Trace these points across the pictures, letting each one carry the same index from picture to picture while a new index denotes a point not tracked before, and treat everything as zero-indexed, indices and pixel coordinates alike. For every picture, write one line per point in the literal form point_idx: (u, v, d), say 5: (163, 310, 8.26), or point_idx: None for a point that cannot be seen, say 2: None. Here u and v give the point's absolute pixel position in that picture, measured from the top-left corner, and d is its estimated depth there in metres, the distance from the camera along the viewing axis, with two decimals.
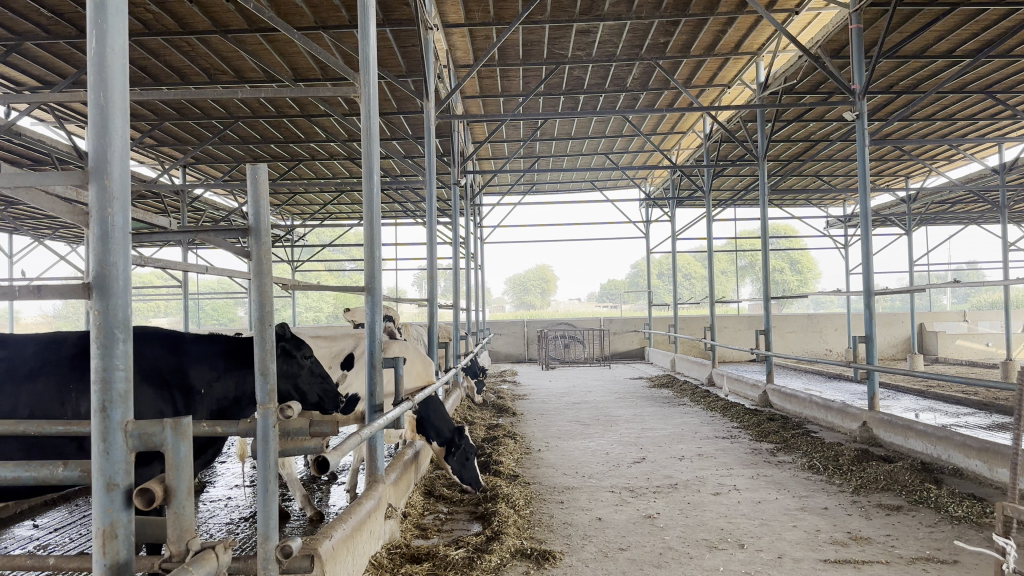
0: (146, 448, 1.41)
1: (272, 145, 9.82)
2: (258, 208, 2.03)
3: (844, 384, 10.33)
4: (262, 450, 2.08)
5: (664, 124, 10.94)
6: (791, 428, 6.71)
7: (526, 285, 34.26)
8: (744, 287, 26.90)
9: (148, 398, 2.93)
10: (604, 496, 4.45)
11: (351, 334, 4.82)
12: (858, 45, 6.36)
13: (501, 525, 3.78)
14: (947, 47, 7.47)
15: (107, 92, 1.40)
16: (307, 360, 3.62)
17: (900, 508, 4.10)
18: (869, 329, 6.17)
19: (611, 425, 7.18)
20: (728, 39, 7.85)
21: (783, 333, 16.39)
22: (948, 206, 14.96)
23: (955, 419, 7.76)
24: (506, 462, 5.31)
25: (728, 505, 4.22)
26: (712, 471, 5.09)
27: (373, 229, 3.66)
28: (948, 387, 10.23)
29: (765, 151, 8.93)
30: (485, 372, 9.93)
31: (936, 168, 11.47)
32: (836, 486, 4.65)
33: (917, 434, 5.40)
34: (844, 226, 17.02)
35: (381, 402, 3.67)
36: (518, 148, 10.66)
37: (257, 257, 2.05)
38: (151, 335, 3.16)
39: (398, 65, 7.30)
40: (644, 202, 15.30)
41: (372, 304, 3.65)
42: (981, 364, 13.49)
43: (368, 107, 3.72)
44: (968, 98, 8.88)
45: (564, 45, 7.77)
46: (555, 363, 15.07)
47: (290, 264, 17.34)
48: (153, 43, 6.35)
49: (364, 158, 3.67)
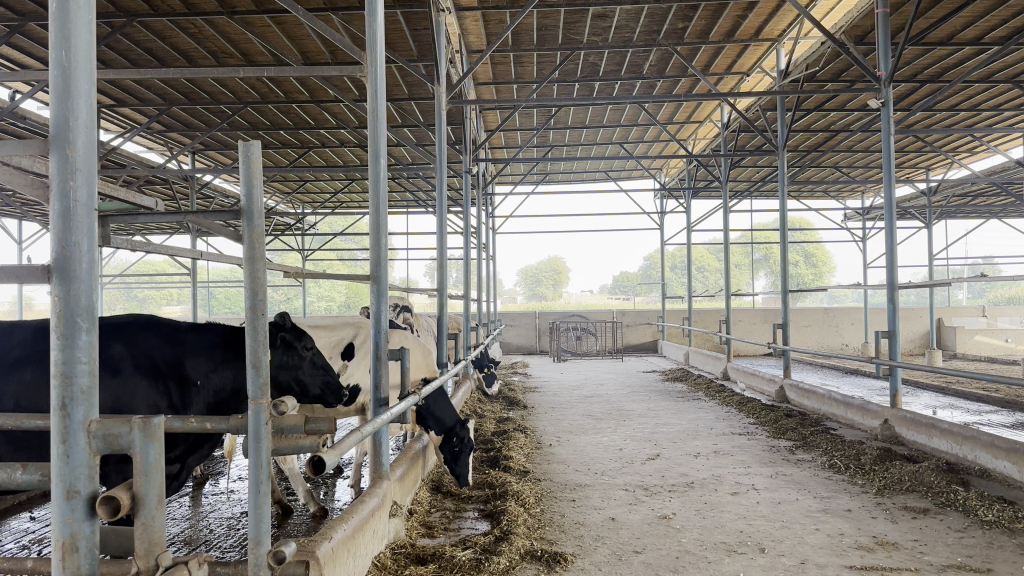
0: (112, 450, 1.27)
1: (282, 131, 9.69)
2: (250, 189, 1.90)
3: (863, 379, 10.11)
4: (253, 449, 1.95)
5: (680, 113, 10.74)
6: (809, 424, 6.52)
7: (538, 277, 34.09)
8: (758, 280, 26.64)
9: (141, 390, 2.81)
10: (618, 494, 4.29)
11: (352, 323, 4.69)
12: (884, 29, 6.15)
13: (510, 524, 3.63)
14: (975, 34, 7.22)
15: (70, 49, 1.24)
16: (309, 350, 3.44)
17: (927, 511, 3.93)
18: (892, 323, 5.98)
19: (624, 420, 7.03)
20: (748, 25, 7.64)
21: (798, 327, 16.17)
22: (970, 201, 14.68)
23: (977, 417, 7.55)
24: (516, 458, 5.17)
25: (746, 505, 4.06)
26: (729, 470, 4.92)
27: (379, 215, 3.51)
28: (970, 384, 9.99)
29: (785, 141, 8.72)
30: (495, 364, 9.80)
31: (959, 160, 11.18)
32: (859, 486, 4.48)
33: (942, 433, 5.20)
34: (862, 219, 16.74)
35: (386, 395, 3.53)
36: (532, 136, 10.50)
37: (248, 240, 1.92)
38: (146, 325, 3.02)
39: (409, 48, 7.16)
40: (659, 193, 15.10)
41: (378, 293, 3.50)
42: (1002, 360, 13.24)
43: (375, 89, 3.57)
44: (994, 87, 8.62)
45: (579, 30, 7.58)
46: (567, 355, 14.93)
47: (300, 253, 17.25)
48: (158, 24, 6.21)
49: (370, 141, 3.51)
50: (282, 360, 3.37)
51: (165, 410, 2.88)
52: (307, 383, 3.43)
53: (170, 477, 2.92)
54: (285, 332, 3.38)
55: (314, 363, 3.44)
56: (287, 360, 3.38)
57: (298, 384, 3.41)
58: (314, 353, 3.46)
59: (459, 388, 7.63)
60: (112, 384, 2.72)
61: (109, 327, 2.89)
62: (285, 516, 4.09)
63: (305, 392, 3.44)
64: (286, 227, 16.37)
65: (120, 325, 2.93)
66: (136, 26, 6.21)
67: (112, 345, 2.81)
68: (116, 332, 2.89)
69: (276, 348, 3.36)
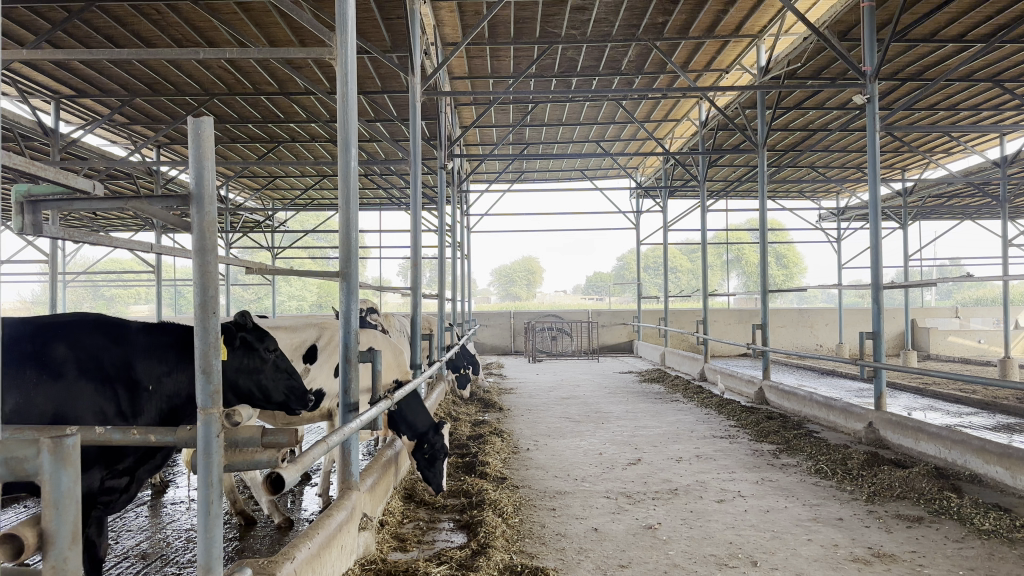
0: (14, 477, 1.11)
1: (251, 124, 9.41)
2: (200, 170, 1.71)
3: (841, 381, 10.02)
4: (202, 465, 1.73)
5: (658, 111, 10.61)
6: (791, 427, 6.38)
7: (512, 276, 33.89)
8: (732, 279, 26.64)
9: (87, 396, 2.58)
10: (600, 502, 4.10)
11: (316, 324, 4.49)
12: (868, 24, 6.03)
13: (488, 536, 3.43)
14: (958, 31, 7.14)
15: None
16: (272, 354, 3.13)
17: (921, 520, 3.78)
18: (878, 324, 5.85)
19: (602, 422, 6.85)
20: (730, 20, 7.48)
21: (773, 328, 16.14)
22: (944, 201, 14.71)
23: (958, 419, 7.48)
24: (492, 463, 4.96)
25: (734, 514, 3.89)
26: (713, 475, 4.75)
27: (349, 211, 3.29)
28: (947, 386, 9.94)
29: (765, 139, 8.55)
30: (470, 365, 9.60)
31: (935, 160, 11.13)
32: (848, 493, 4.33)
33: (929, 437, 5.08)
34: (838, 220, 16.71)
35: (356, 400, 3.32)
36: (507, 132, 10.31)
37: (198, 229, 1.72)
38: (94, 323, 2.76)
39: (383, 39, 6.93)
40: (635, 192, 14.98)
41: (347, 292, 3.27)
42: (975, 361, 13.27)
43: (345, 72, 3.33)
44: (974, 86, 8.57)
45: (558, 23, 7.40)
46: (543, 356, 14.77)
47: (270, 251, 16.93)
48: (119, 9, 5.93)
49: (340, 129, 3.28)
50: (241, 363, 3.05)
51: (113, 419, 2.65)
52: (269, 389, 3.11)
53: (117, 492, 2.68)
54: (245, 332, 3.06)
55: (278, 367, 3.13)
56: (247, 362, 3.06)
57: (259, 389, 3.09)
58: (278, 355, 3.15)
59: (433, 390, 7.43)
60: (52, 390, 2.49)
61: (52, 325, 2.65)
62: (248, 528, 3.89)
63: (267, 398, 3.11)
64: (255, 224, 16.06)
65: (63, 324, 2.68)
66: (95, 11, 5.93)
67: (54, 346, 2.57)
68: (59, 332, 2.64)
69: (235, 349, 3.04)
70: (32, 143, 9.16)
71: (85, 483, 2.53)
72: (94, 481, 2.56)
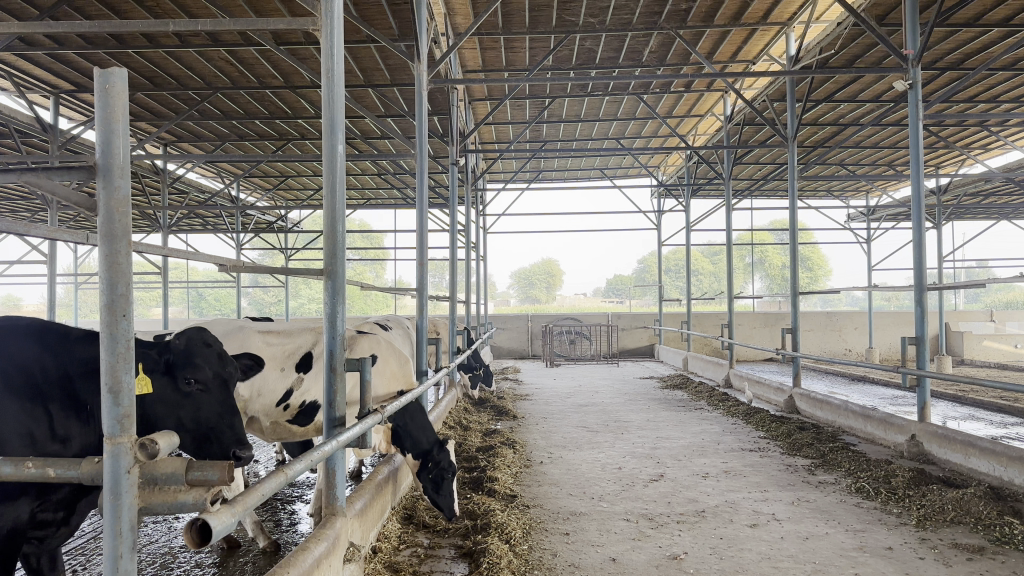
0: None
1: (256, 120, 9.11)
2: (105, 134, 1.35)
3: (875, 388, 9.51)
4: (109, 507, 1.36)
5: (681, 105, 10.20)
6: (826, 439, 5.93)
7: (531, 279, 33.46)
8: (755, 280, 25.97)
9: (10, 413, 2.21)
10: (619, 526, 3.70)
11: (312, 329, 4.14)
12: (911, 6, 5.57)
13: (490, 569, 3.05)
14: (1004, 16, 6.67)
15: None
16: (196, 386, 2.66)
17: (984, 550, 3.34)
18: (921, 330, 5.38)
19: (623, 432, 6.44)
20: (758, 5, 7.00)
21: (800, 333, 15.61)
22: (980, 199, 14.14)
23: (1003, 430, 6.99)
24: (502, 479, 4.56)
25: (769, 542, 3.46)
26: (745, 495, 4.32)
27: (335, 203, 2.87)
28: (987, 393, 9.40)
29: (795, 133, 8.00)
30: (483, 368, 9.21)
31: (974, 156, 10.60)
32: (894, 517, 3.90)
33: (981, 453, 4.62)
34: (868, 220, 16.11)
35: (342, 414, 2.92)
36: (523, 129, 9.97)
37: (105, 210, 1.35)
38: (25, 330, 2.43)
39: (389, 26, 6.57)
40: (657, 191, 14.53)
41: (333, 292, 2.88)
42: (1013, 366, 12.72)
43: (331, 45, 2.90)
44: (1018, 75, 8.09)
45: (575, 10, 6.96)
46: (561, 360, 14.35)
47: (284, 252, 16.66)
48: None
49: (324, 109, 2.86)
50: (162, 394, 2.61)
51: (43, 441, 2.28)
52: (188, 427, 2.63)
53: (53, 526, 2.25)
54: (172, 354, 2.67)
55: (204, 404, 2.66)
56: (167, 393, 2.62)
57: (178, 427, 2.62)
58: (204, 389, 2.67)
59: (444, 397, 7.08)
60: None
61: None
62: (229, 552, 3.52)
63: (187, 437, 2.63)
64: (266, 225, 15.79)
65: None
66: None
67: None
68: None
69: (154, 376, 2.62)
70: (31, 139, 8.92)
71: (10, 516, 2.09)
72: (21, 514, 2.13)
